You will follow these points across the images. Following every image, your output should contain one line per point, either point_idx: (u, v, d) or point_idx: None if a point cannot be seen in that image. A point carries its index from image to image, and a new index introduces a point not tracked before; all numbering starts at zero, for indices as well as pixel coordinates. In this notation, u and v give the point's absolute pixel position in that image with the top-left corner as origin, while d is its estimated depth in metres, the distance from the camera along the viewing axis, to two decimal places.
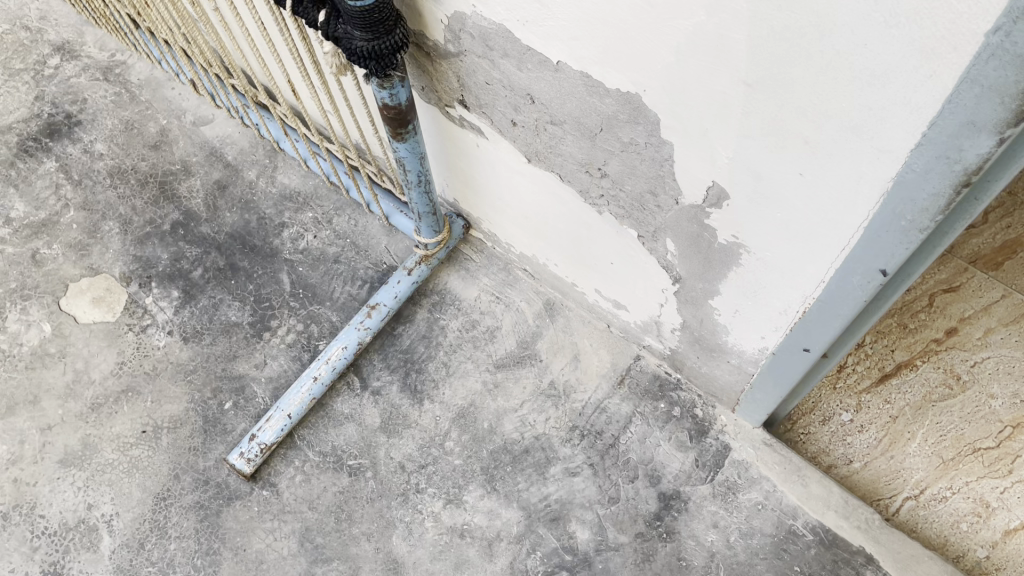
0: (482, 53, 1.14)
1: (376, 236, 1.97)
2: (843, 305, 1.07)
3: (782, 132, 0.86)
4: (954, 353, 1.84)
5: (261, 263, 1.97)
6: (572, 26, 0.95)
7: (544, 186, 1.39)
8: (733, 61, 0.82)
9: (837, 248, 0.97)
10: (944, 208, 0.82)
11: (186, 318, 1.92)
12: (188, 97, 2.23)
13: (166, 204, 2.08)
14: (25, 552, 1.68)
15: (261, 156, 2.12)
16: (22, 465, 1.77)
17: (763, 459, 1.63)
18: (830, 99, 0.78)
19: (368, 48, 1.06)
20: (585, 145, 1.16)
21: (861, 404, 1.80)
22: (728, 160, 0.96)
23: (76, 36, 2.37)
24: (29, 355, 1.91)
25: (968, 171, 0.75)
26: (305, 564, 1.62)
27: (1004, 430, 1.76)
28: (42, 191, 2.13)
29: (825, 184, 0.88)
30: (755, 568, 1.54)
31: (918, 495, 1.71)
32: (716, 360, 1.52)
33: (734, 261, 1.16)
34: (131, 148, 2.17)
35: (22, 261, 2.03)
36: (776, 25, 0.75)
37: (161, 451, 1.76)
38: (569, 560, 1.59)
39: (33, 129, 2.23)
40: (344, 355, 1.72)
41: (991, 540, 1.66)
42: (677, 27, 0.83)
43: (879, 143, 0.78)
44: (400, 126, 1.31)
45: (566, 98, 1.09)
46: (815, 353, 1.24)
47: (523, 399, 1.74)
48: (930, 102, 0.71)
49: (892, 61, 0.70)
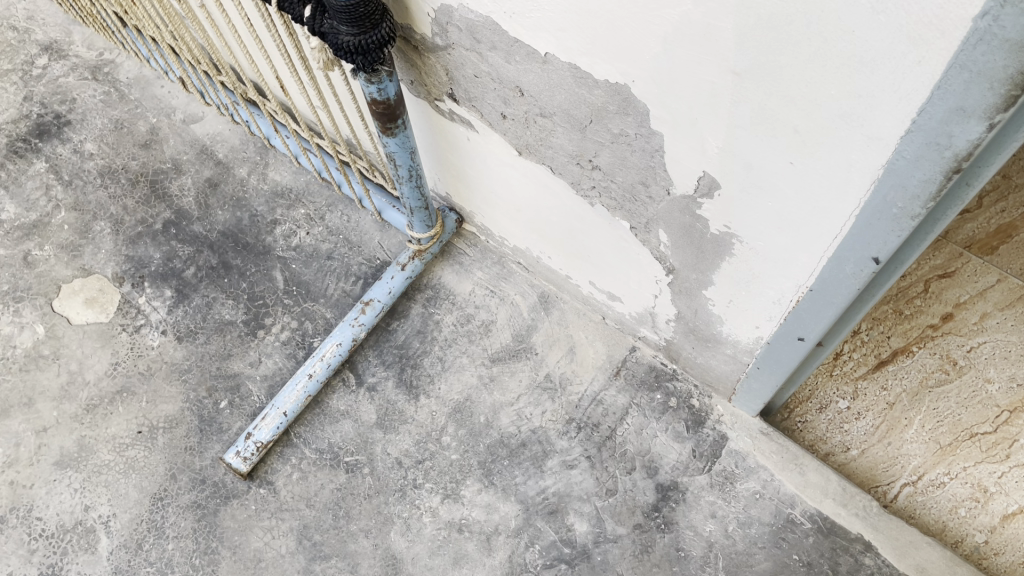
0: (470, 45, 1.13)
1: (369, 231, 1.96)
2: (837, 293, 1.06)
3: (771, 121, 0.85)
4: (951, 338, 1.83)
5: (254, 261, 1.96)
6: (560, 17, 0.94)
7: (536, 179, 1.38)
8: (721, 50, 0.81)
9: (830, 236, 0.96)
10: (935, 194, 0.81)
11: (180, 317, 1.91)
12: (178, 95, 2.21)
13: (157, 204, 2.06)
14: (23, 554, 1.67)
15: (252, 153, 2.10)
16: (18, 467, 1.77)
17: (760, 447, 1.63)
18: (819, 87, 0.77)
19: (355, 42, 1.04)
20: (575, 137, 1.15)
21: (858, 390, 1.81)
22: (719, 149, 0.95)
23: (63, 36, 2.35)
24: (22, 358, 1.90)
25: (958, 157, 0.75)
26: (303, 562, 1.62)
27: (1002, 414, 1.75)
28: (32, 193, 2.11)
29: (816, 172, 0.87)
30: (755, 558, 1.54)
31: (915, 482, 1.71)
32: (711, 350, 1.51)
33: (727, 250, 1.15)
34: (121, 147, 2.16)
35: (15, 262, 2.02)
36: (762, 13, 0.74)
37: (158, 451, 1.76)
38: (567, 553, 1.58)
39: (23, 130, 2.21)
40: (339, 352, 1.72)
41: (989, 524, 1.66)
42: (664, 16, 0.82)
43: (869, 130, 0.77)
44: (389, 120, 1.30)
45: (555, 90, 1.08)
46: (810, 341, 1.24)
47: (520, 392, 1.74)
48: (919, 88, 0.70)
49: (881, 47, 0.69)
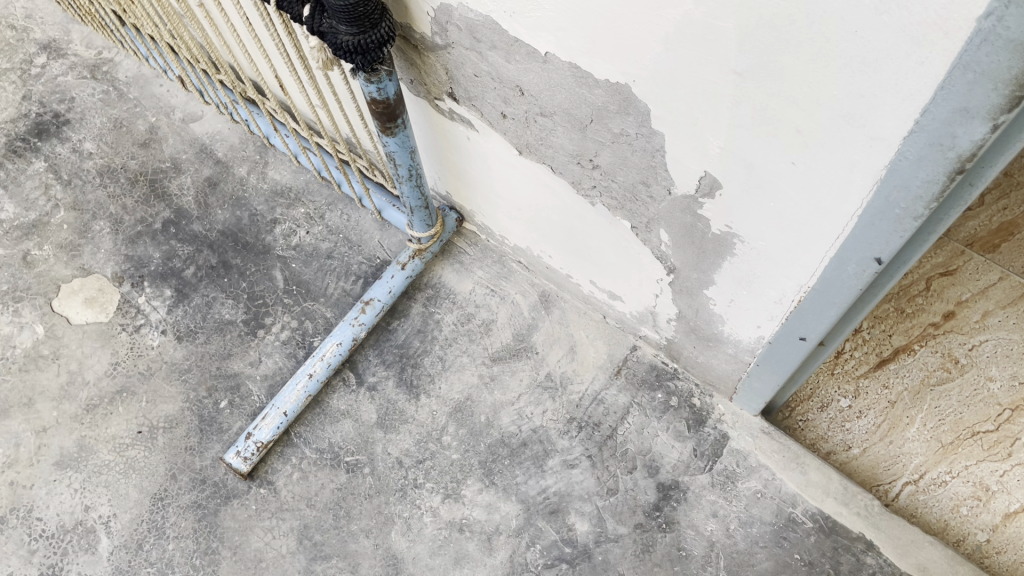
0: (469, 45, 1.12)
1: (369, 230, 1.95)
2: (838, 293, 1.06)
3: (773, 120, 0.84)
4: (953, 337, 1.83)
5: (254, 260, 1.95)
6: (560, 17, 0.93)
7: (536, 178, 1.38)
8: (722, 50, 0.80)
9: (832, 237, 0.96)
10: (938, 195, 0.80)
11: (180, 317, 1.91)
12: (177, 93, 2.21)
13: (157, 203, 2.06)
14: (23, 555, 1.67)
15: (251, 152, 2.10)
16: (18, 467, 1.77)
17: (761, 446, 1.63)
18: (821, 87, 0.76)
19: (354, 42, 1.04)
20: (575, 136, 1.15)
21: (859, 389, 1.80)
22: (720, 149, 0.94)
23: (62, 35, 2.35)
24: (22, 358, 1.89)
25: (962, 158, 0.74)
26: (304, 562, 1.62)
27: (1003, 413, 1.75)
28: (32, 192, 2.11)
29: (818, 173, 0.87)
30: (756, 557, 1.54)
31: (917, 480, 1.70)
32: (712, 349, 1.51)
33: (728, 250, 1.15)
34: (120, 146, 2.15)
35: (14, 262, 2.02)
36: (764, 13, 0.73)
37: (158, 451, 1.75)
38: (569, 552, 1.58)
39: (22, 129, 2.21)
40: (339, 352, 1.72)
41: (991, 523, 1.66)
42: (665, 16, 0.82)
43: (871, 130, 0.77)
44: (389, 120, 1.29)
45: (556, 89, 1.07)
46: (812, 341, 1.23)
47: (520, 391, 1.73)
48: (923, 88, 0.69)
49: (884, 47, 0.68)
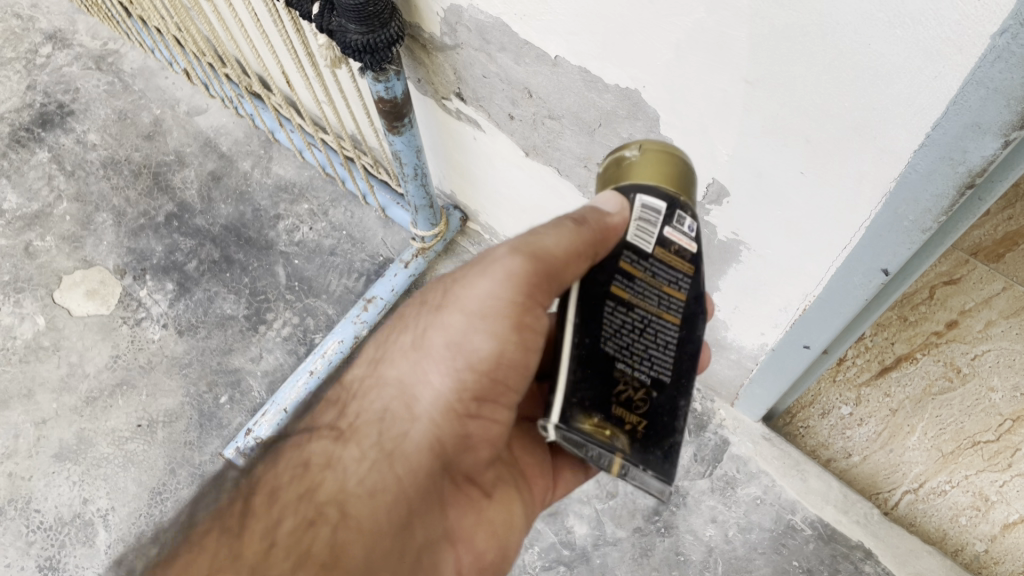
0: (479, 45, 1.12)
1: (372, 228, 1.95)
2: (845, 302, 1.05)
3: (784, 130, 0.84)
4: (955, 346, 1.81)
5: (256, 255, 1.95)
6: (571, 21, 0.93)
7: (544, 181, 1.37)
8: (734, 59, 0.80)
9: (839, 247, 0.95)
10: (948, 209, 0.80)
11: (181, 311, 1.90)
12: (182, 86, 2.20)
13: (160, 195, 2.05)
14: (21, 546, 1.68)
15: (256, 146, 2.09)
16: (17, 458, 1.77)
17: (762, 453, 1.62)
18: (833, 98, 0.75)
19: (363, 41, 1.03)
20: (584, 139, 1.14)
21: (861, 396, 1.79)
22: (729, 157, 0.94)
23: (68, 25, 2.34)
24: (22, 349, 1.90)
25: (972, 173, 0.73)
26: None
27: (1005, 423, 1.74)
28: (35, 182, 2.10)
29: (827, 183, 0.86)
30: (754, 563, 1.54)
31: (917, 489, 1.73)
32: (715, 354, 1.50)
33: (734, 257, 1.14)
34: (124, 138, 2.15)
35: (16, 253, 2.02)
36: (777, 24, 0.73)
37: (157, 445, 1.75)
38: (567, 555, 1.59)
39: (25, 119, 2.20)
40: (341, 349, 1.71)
41: (989, 533, 1.69)
42: (677, 24, 0.81)
43: (882, 143, 0.76)
44: (395, 119, 1.28)
45: (564, 92, 1.07)
46: (816, 349, 1.23)
47: None
48: (935, 103, 0.68)
49: (897, 61, 0.67)
